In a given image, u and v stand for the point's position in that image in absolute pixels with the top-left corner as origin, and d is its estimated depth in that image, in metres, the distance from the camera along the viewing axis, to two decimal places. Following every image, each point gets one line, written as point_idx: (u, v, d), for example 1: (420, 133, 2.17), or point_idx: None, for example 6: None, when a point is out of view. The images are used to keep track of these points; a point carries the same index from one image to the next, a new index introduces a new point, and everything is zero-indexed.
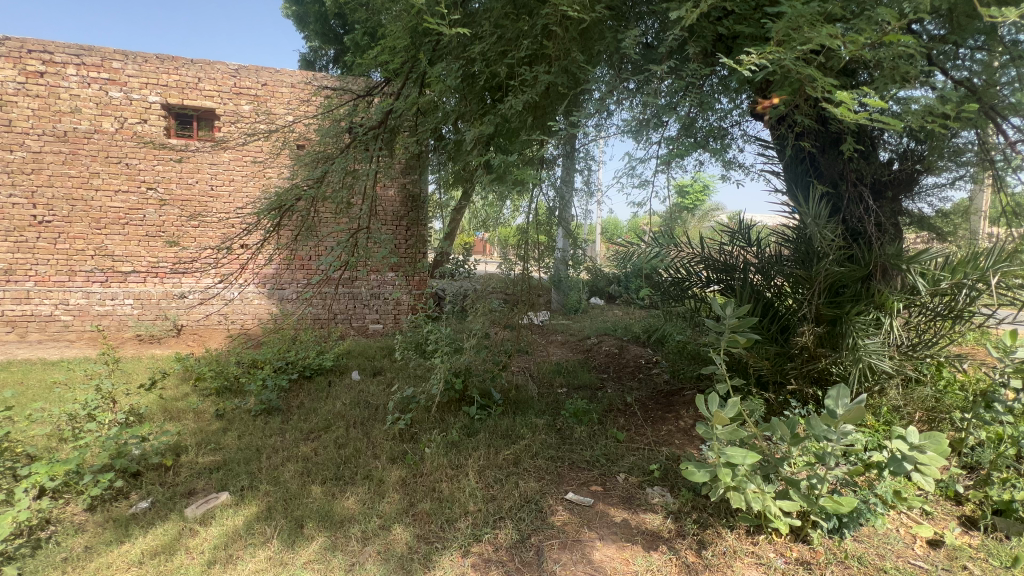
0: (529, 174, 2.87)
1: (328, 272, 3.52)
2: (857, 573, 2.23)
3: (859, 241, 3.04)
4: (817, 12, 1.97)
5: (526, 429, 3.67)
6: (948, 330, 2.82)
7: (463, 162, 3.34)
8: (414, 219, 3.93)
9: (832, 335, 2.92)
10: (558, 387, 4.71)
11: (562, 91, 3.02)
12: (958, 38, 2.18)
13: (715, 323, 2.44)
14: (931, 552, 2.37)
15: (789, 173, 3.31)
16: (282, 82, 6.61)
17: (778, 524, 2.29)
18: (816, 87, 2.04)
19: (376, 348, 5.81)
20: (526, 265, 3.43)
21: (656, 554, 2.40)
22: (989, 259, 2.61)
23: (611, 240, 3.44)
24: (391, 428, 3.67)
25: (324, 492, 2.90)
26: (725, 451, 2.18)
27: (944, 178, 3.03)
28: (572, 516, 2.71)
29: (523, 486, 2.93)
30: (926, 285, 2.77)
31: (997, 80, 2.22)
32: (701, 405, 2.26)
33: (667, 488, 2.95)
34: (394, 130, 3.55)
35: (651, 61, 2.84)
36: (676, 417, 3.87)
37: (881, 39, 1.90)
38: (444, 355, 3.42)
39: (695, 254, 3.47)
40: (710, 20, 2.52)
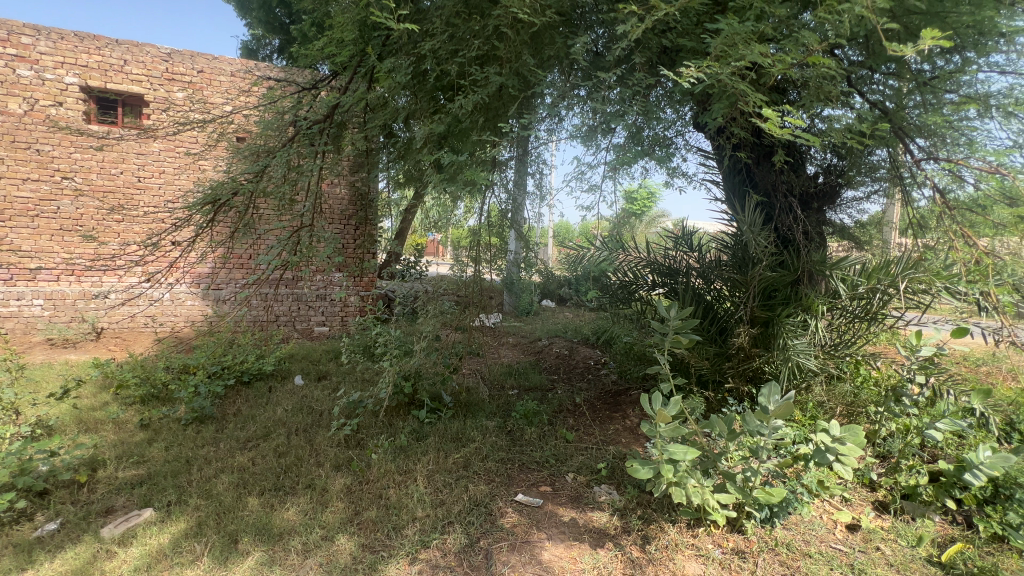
0: (480, 175, 2.84)
1: (266, 272, 3.33)
2: (786, 559, 2.38)
3: (789, 248, 3.27)
4: (750, 30, 2.07)
5: (476, 431, 3.65)
6: (865, 331, 3.03)
7: (413, 162, 3.22)
8: (362, 219, 3.87)
9: (765, 335, 3.14)
10: (509, 389, 4.73)
11: (513, 94, 3.00)
12: (873, 63, 2.38)
13: (659, 324, 2.58)
14: (849, 536, 2.57)
15: (727, 182, 3.51)
16: (221, 70, 6.24)
17: (716, 517, 2.40)
18: (751, 102, 2.14)
19: (322, 351, 5.61)
20: (477, 267, 3.48)
21: (603, 551, 2.45)
22: (899, 267, 2.83)
23: (563, 243, 3.38)
24: (336, 434, 3.55)
25: (262, 504, 2.74)
26: (667, 447, 2.28)
27: (861, 192, 3.32)
28: (522, 518, 2.72)
29: (472, 489, 2.91)
30: (846, 290, 2.98)
31: (906, 104, 2.45)
32: (645, 403, 2.33)
33: (613, 485, 3.04)
34: (342, 125, 3.48)
35: (599, 69, 2.89)
36: (623, 416, 3.99)
37: (806, 60, 2.02)
38: (393, 358, 3.37)
39: (641, 258, 3.55)
40: (655, 31, 2.58)
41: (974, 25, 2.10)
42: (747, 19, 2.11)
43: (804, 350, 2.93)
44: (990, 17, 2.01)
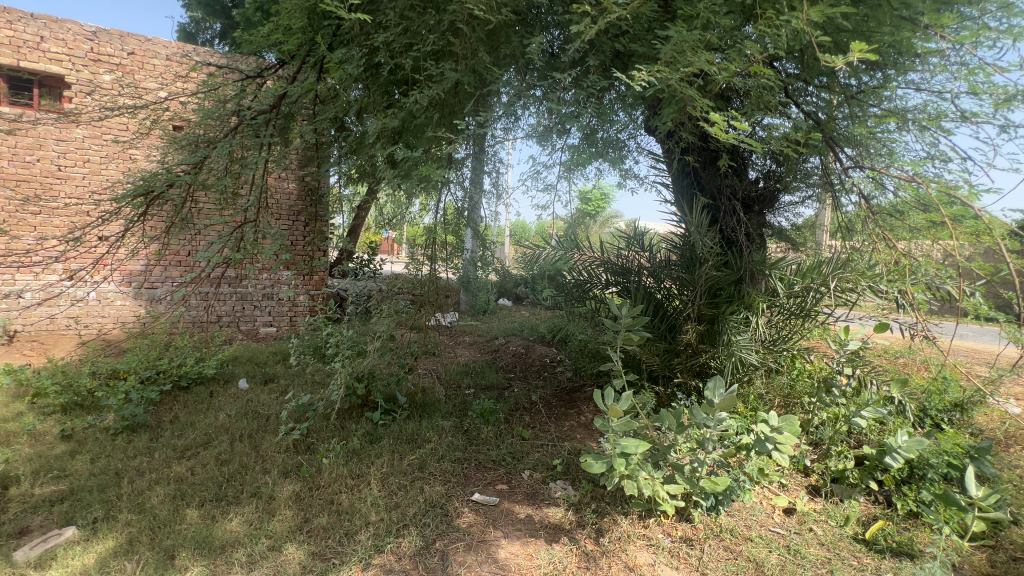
0: (435, 172, 2.80)
1: (206, 269, 3.13)
2: (729, 544, 2.51)
3: (732, 249, 3.44)
4: (698, 39, 2.15)
5: (432, 432, 3.60)
6: (800, 327, 3.23)
7: (366, 157, 3.12)
8: (312, 215, 3.74)
9: (711, 332, 3.28)
10: (465, 388, 4.71)
11: (468, 91, 2.97)
12: (807, 76, 2.54)
13: (612, 321, 2.66)
14: (786, 519, 2.74)
15: (676, 185, 3.64)
16: (155, 53, 5.82)
17: (666, 507, 2.50)
18: (698, 108, 2.22)
19: (269, 352, 5.35)
20: (433, 265, 3.56)
21: (558, 546, 2.49)
22: (829, 267, 3.05)
23: (519, 242, 3.50)
24: (283, 440, 3.40)
25: (202, 516, 2.58)
26: (620, 442, 2.35)
27: (796, 197, 3.55)
28: (478, 517, 2.71)
29: (428, 490, 2.87)
30: (784, 289, 3.15)
31: (836, 115, 2.62)
32: (598, 399, 2.39)
33: (568, 481, 3.08)
34: (290, 117, 3.33)
35: (554, 70, 2.92)
36: (578, 412, 4.06)
37: (748, 69, 2.12)
38: (345, 358, 3.29)
39: (595, 258, 3.64)
40: (609, 35, 2.63)
41: (894, 45, 2.28)
42: (695, 28, 2.20)
43: (746, 345, 3.06)
44: (908, 39, 2.19)
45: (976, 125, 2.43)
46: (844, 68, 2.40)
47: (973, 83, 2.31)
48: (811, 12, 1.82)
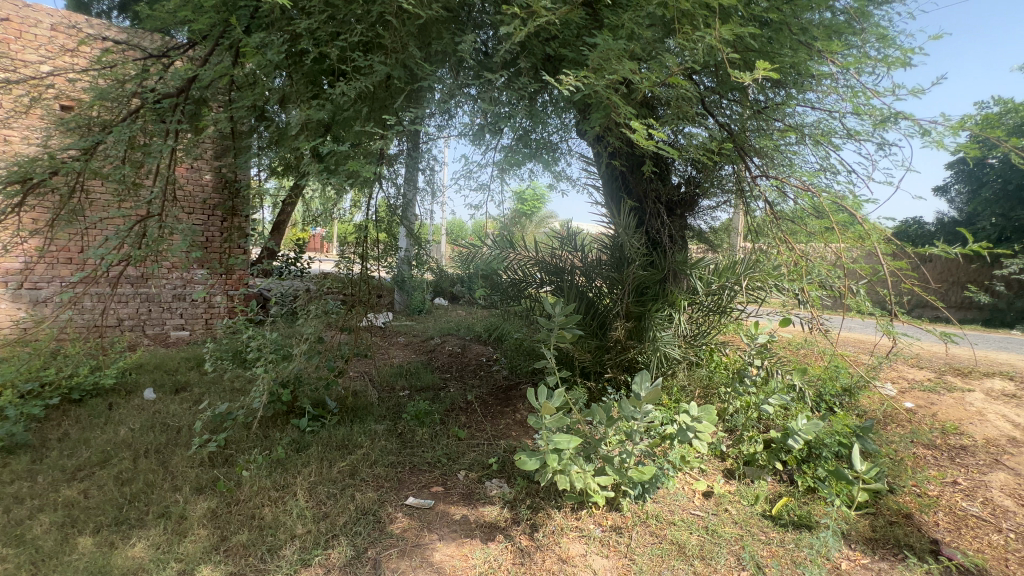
0: (364, 167, 2.69)
1: (101, 268, 2.81)
2: (655, 529, 2.65)
3: (657, 250, 3.64)
4: (622, 48, 2.24)
5: (364, 437, 3.48)
6: (718, 323, 3.45)
7: (289, 149, 2.94)
8: (230, 210, 3.47)
9: (638, 328, 3.44)
10: (400, 390, 4.60)
11: (399, 86, 2.89)
12: (722, 90, 2.73)
13: (546, 320, 2.74)
14: (705, 501, 2.94)
15: (607, 188, 3.79)
16: (36, 22, 5.13)
17: (597, 497, 2.61)
18: (622, 114, 2.30)
19: (180, 359, 4.91)
20: (365, 264, 3.64)
21: (493, 544, 2.50)
22: (743, 267, 3.29)
23: (456, 241, 3.72)
24: (197, 453, 3.13)
25: (98, 543, 2.31)
26: (553, 438, 2.41)
27: (714, 202, 3.78)
28: (413, 521, 2.66)
29: (359, 497, 2.77)
30: (702, 288, 3.37)
31: (747, 128, 2.83)
32: (531, 397, 2.44)
33: (504, 479, 3.11)
34: (201, 102, 3.06)
35: (487, 69, 2.92)
36: (513, 410, 4.11)
37: (667, 79, 2.23)
38: (268, 363, 3.09)
39: (530, 257, 3.71)
40: (539, 39, 2.67)
41: (793, 66, 2.52)
42: (620, 37, 2.28)
43: (670, 340, 3.26)
44: (804, 61, 2.43)
45: (859, 141, 2.74)
46: (751, 82, 2.58)
47: (856, 104, 2.61)
48: (722, 31, 1.97)
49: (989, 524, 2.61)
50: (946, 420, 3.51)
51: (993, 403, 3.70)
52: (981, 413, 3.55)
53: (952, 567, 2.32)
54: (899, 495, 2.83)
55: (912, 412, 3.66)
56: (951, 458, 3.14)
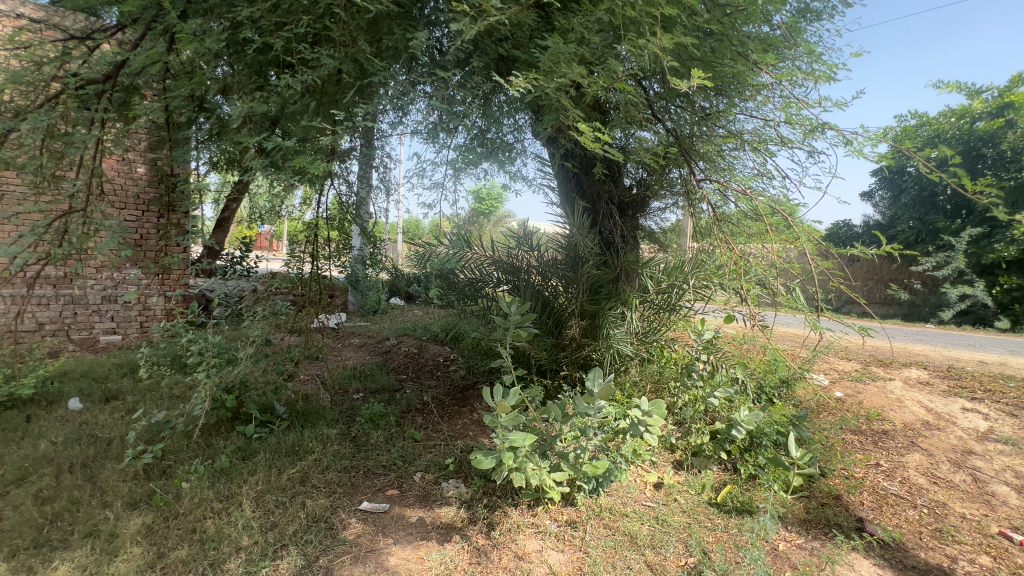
0: (313, 163, 2.60)
1: (15, 268, 2.56)
2: (608, 521, 2.72)
3: (610, 250, 3.72)
4: (572, 52, 2.28)
5: (316, 442, 3.37)
6: (667, 320, 3.59)
7: (231, 143, 2.79)
8: (166, 206, 3.26)
9: (592, 326, 3.51)
10: (353, 393, 4.48)
11: (348, 81, 2.80)
12: (668, 97, 2.82)
13: (501, 319, 2.75)
14: (655, 492, 3.06)
15: (562, 188, 3.85)
16: None
17: (552, 493, 2.65)
18: (572, 116, 2.34)
19: (112, 365, 4.57)
20: (315, 263, 3.62)
21: (449, 545, 2.49)
22: (691, 266, 3.47)
23: (411, 241, 3.75)
24: (130, 466, 2.92)
25: (14, 568, 2.12)
26: (508, 436, 2.43)
27: (663, 204, 3.91)
28: (366, 526, 2.60)
29: (310, 505, 2.68)
30: (653, 286, 3.51)
31: (690, 133, 2.94)
32: (487, 396, 2.43)
33: (461, 479, 3.10)
34: (132, 90, 2.85)
35: (440, 67, 2.89)
36: (471, 409, 4.10)
37: (614, 84, 2.29)
38: (210, 368, 2.93)
39: (486, 256, 3.71)
40: (492, 39, 2.67)
41: (734, 76, 2.65)
42: (571, 41, 2.32)
43: (622, 338, 3.38)
44: (743, 72, 2.55)
45: (791, 149, 2.93)
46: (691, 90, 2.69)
47: (789, 114, 2.78)
48: (665, 39, 2.04)
49: (906, 501, 2.86)
50: (871, 407, 3.80)
51: (911, 390, 4.04)
52: (900, 400, 3.86)
53: (874, 542, 2.53)
54: (830, 478, 3.04)
55: (841, 401, 3.94)
56: (875, 442, 3.41)
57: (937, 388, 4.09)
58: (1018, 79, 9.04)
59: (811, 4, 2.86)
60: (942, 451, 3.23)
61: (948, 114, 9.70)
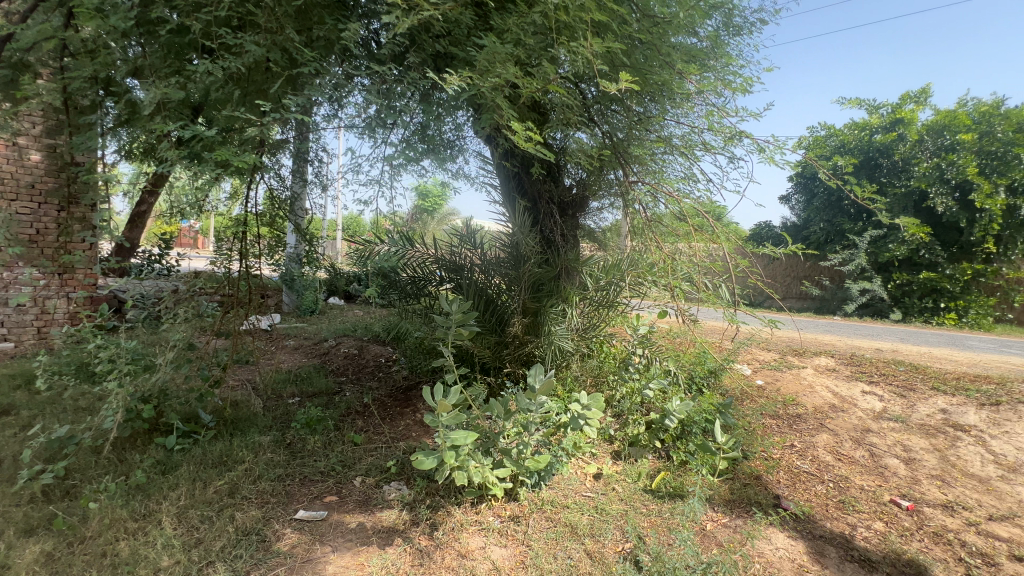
0: (239, 155, 2.44)
1: None
2: (550, 514, 2.79)
3: (551, 248, 3.79)
4: (509, 52, 2.30)
5: (246, 450, 3.18)
6: (606, 317, 3.72)
7: (144, 131, 2.57)
8: (68, 198, 2.94)
9: (535, 323, 3.55)
10: (288, 398, 4.27)
11: (276, 70, 2.66)
12: (603, 101, 2.92)
13: (444, 318, 2.76)
14: (595, 482, 3.16)
15: (504, 186, 3.86)
16: None
17: (495, 490, 2.68)
18: (507, 116, 2.36)
19: (3, 376, 4.06)
20: (245, 262, 3.41)
21: (391, 549, 2.44)
22: (628, 265, 3.57)
23: (352, 238, 3.63)
24: (27, 487, 2.62)
25: None
26: (450, 435, 2.42)
27: (600, 205, 4.01)
28: (303, 535, 2.50)
29: (240, 517, 2.53)
30: (592, 283, 3.64)
31: (622, 137, 3.07)
32: (428, 396, 2.41)
33: (403, 481, 3.04)
34: (24, 67, 2.55)
35: (376, 61, 2.81)
36: (414, 410, 4.04)
37: (547, 86, 2.35)
38: (122, 376, 2.69)
39: (429, 254, 3.66)
40: (430, 34, 2.64)
41: (664, 84, 2.78)
42: (507, 42, 2.35)
43: (563, 334, 3.48)
44: (671, 79, 2.69)
45: (714, 155, 3.13)
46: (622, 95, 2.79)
47: (711, 122, 2.98)
48: (597, 45, 2.12)
49: (815, 477, 3.16)
50: (786, 393, 4.15)
51: (820, 376, 4.45)
52: (811, 385, 4.24)
53: (789, 516, 2.77)
54: (752, 460, 3.29)
55: (761, 388, 4.27)
56: (789, 425, 3.73)
57: (842, 373, 4.54)
58: (907, 98, 10.16)
59: (734, 19, 3.05)
60: (846, 430, 3.59)
61: (852, 127, 10.75)
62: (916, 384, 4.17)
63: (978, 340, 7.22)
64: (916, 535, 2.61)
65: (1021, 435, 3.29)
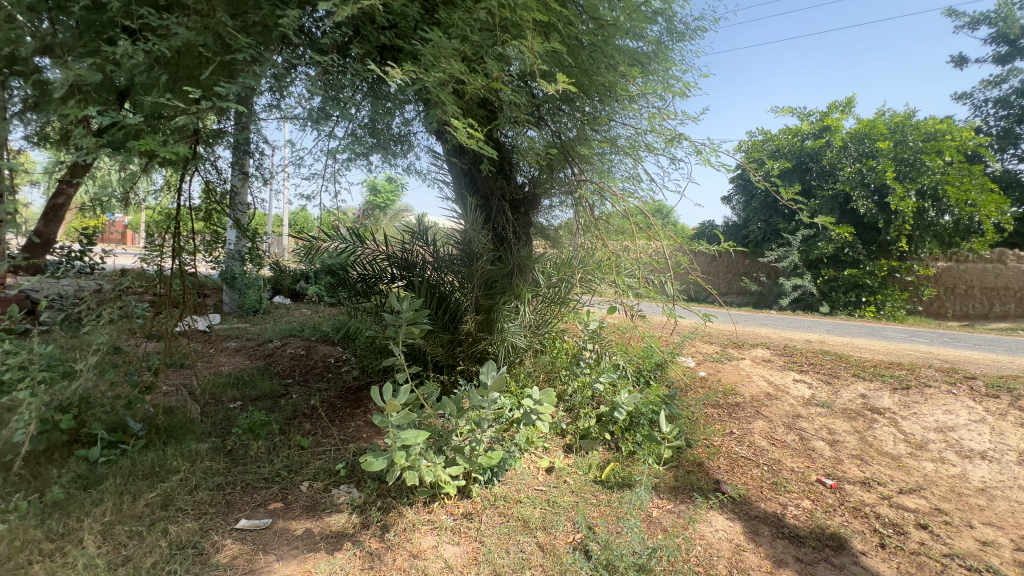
0: (168, 145, 2.28)
1: None
2: (502, 509, 2.80)
3: (504, 246, 3.78)
4: (454, 47, 2.29)
5: (181, 459, 3.00)
6: (558, 313, 3.79)
7: (58, 116, 2.35)
8: None
9: (488, 320, 3.56)
10: (229, 402, 4.06)
11: (209, 55, 2.50)
12: (552, 100, 2.95)
13: (393, 317, 2.72)
14: (547, 476, 3.21)
15: (457, 183, 3.82)
16: None
17: (449, 488, 2.68)
18: (452, 112, 2.34)
19: None
20: (179, 259, 3.20)
21: (340, 554, 2.38)
22: (578, 261, 3.65)
23: (299, 234, 3.59)
24: None
25: None
26: (400, 435, 2.38)
27: (552, 203, 3.92)
28: (244, 546, 2.38)
29: (174, 531, 2.38)
30: (545, 280, 3.68)
31: (569, 136, 3.12)
32: (377, 396, 2.35)
33: (353, 484, 2.97)
34: None
35: (318, 50, 2.71)
36: (364, 411, 3.94)
37: (490, 83, 2.36)
38: (34, 385, 2.45)
39: (380, 251, 3.59)
40: (374, 26, 2.57)
41: (607, 86, 2.85)
42: (453, 38, 2.33)
43: (515, 331, 3.48)
44: (615, 81, 2.77)
45: (657, 155, 3.25)
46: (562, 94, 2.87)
47: (653, 124, 3.10)
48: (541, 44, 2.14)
49: (751, 461, 3.36)
50: (727, 382, 4.38)
51: (757, 366, 4.74)
52: (749, 375, 4.51)
53: (728, 499, 2.93)
54: (694, 448, 3.45)
55: (704, 379, 4.48)
56: (729, 413, 3.93)
57: (776, 363, 4.85)
58: (834, 107, 10.95)
59: (677, 25, 3.17)
60: (779, 416, 3.83)
61: (786, 132, 11.46)
62: (840, 371, 4.51)
63: (892, 330, 7.94)
64: (839, 510, 2.84)
65: (927, 416, 3.64)
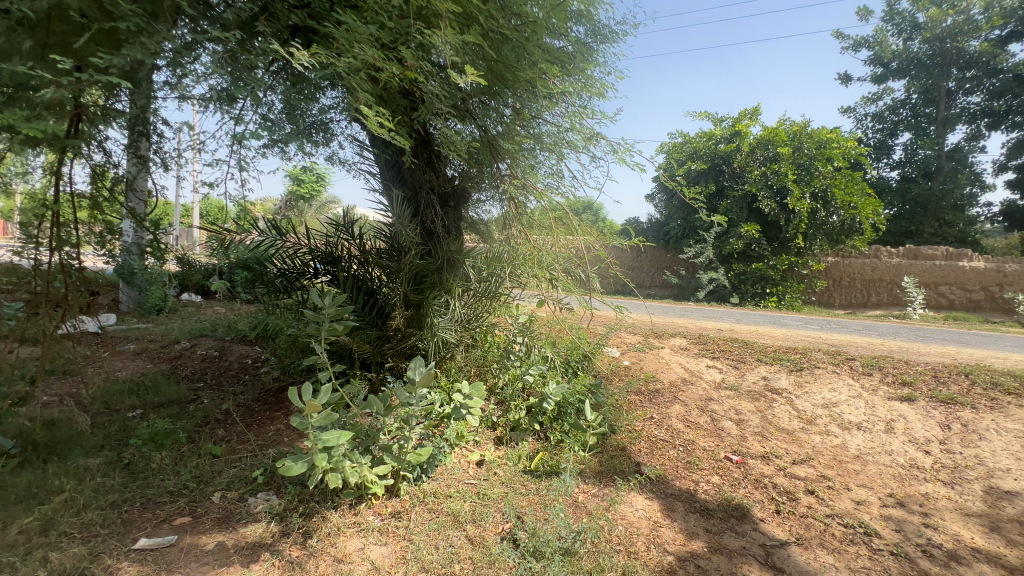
0: (39, 121, 2.00)
1: None
2: (432, 505, 2.78)
3: (432, 239, 3.67)
4: (368, 33, 2.21)
5: (66, 477, 2.67)
6: (489, 308, 3.71)
7: None
8: None
9: (417, 316, 3.50)
10: (127, 411, 3.67)
11: (88, 23, 2.21)
12: (477, 94, 2.95)
13: (314, 313, 2.56)
14: (478, 468, 3.22)
15: (385, 174, 3.69)
16: None
17: (375, 488, 2.62)
18: (363, 100, 2.26)
19: None
20: (60, 253, 2.83)
21: (256, 566, 2.24)
22: (510, 258, 3.67)
23: (212, 224, 3.30)
24: None
25: None
26: (321, 437, 2.27)
27: (482, 197, 3.88)
28: (144, 566, 2.17)
29: (56, 558, 2.11)
30: (475, 274, 3.63)
31: (494, 131, 3.14)
32: (294, 397, 2.21)
33: (272, 491, 2.80)
34: None
35: (222, 26, 2.49)
36: (285, 413, 3.72)
37: (404, 71, 2.32)
38: None
39: (302, 245, 3.40)
40: (283, 3, 2.42)
41: (530, 81, 2.90)
42: (369, 22, 2.25)
43: (445, 326, 3.35)
44: (536, 78, 2.84)
45: (579, 153, 3.40)
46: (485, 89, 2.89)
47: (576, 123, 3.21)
48: None
49: (669, 443, 3.59)
50: (648, 370, 4.65)
51: (675, 354, 5.06)
52: (667, 362, 4.80)
53: (649, 480, 3.11)
54: (618, 434, 3.63)
55: (627, 368, 4.71)
56: (650, 399, 4.17)
57: (692, 351, 5.20)
58: (743, 114, 11.88)
59: (599, 28, 3.30)
60: (694, 400, 4.13)
61: (702, 136, 12.29)
62: (746, 356, 4.94)
63: (790, 318, 8.83)
64: (743, 482, 3.12)
65: (816, 394, 4.09)
